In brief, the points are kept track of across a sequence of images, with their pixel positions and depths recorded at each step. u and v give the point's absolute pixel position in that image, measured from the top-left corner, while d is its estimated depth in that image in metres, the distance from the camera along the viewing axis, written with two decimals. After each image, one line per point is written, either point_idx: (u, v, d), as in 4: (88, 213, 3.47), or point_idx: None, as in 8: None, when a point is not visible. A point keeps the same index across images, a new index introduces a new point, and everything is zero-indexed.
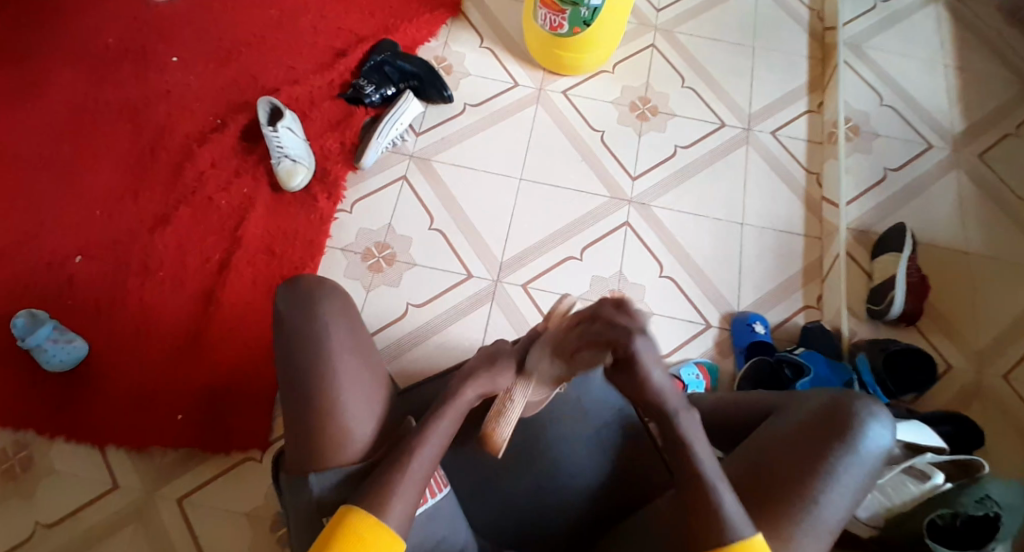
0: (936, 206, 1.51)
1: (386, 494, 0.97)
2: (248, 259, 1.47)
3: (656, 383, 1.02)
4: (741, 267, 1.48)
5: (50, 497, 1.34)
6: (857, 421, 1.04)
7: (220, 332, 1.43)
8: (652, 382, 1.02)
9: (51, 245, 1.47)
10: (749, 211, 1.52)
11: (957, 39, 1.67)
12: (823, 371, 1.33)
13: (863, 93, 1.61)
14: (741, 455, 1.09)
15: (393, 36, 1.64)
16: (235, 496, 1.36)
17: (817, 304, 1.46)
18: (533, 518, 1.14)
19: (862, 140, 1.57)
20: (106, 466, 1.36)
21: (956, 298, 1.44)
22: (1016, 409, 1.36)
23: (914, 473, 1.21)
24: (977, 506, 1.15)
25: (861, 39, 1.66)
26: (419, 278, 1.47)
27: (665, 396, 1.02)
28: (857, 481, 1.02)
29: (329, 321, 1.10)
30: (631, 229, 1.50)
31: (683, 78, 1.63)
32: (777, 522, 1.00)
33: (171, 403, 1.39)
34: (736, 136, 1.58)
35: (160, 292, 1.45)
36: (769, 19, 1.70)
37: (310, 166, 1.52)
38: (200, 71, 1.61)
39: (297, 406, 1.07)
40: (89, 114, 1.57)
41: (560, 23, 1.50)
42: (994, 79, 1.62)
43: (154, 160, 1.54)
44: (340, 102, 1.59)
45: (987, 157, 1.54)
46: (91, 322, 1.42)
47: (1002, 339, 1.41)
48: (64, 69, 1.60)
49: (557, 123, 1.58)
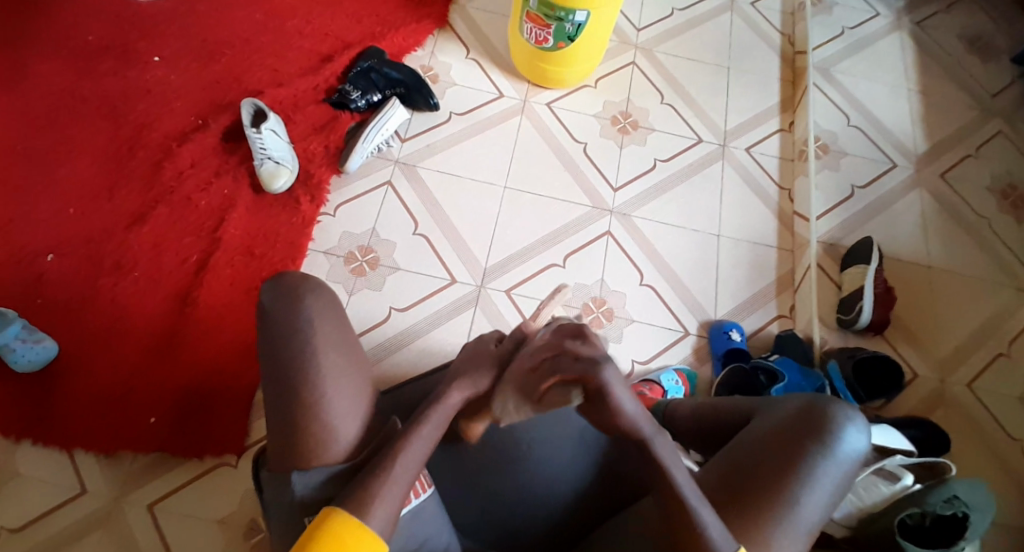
0: (901, 222, 1.58)
1: (367, 497, 0.95)
2: (227, 261, 1.45)
3: (628, 416, 0.99)
4: (718, 277, 1.53)
5: (14, 501, 1.29)
6: (833, 423, 1.04)
7: (197, 332, 1.40)
8: (624, 413, 0.99)
9: (21, 242, 1.42)
10: (725, 223, 1.57)
11: (918, 66, 1.76)
12: (795, 378, 1.36)
13: (833, 114, 1.69)
14: (722, 455, 1.08)
15: (379, 43, 1.66)
16: (209, 503, 1.32)
17: (790, 313, 1.51)
18: (517, 518, 1.12)
19: (832, 158, 1.64)
20: (74, 470, 1.31)
21: (921, 311, 1.50)
22: (977, 415, 1.42)
23: (884, 474, 1.23)
24: (945, 506, 1.18)
25: (829, 63, 1.75)
26: (403, 282, 1.47)
27: (638, 423, 0.99)
28: (832, 481, 1.02)
29: (317, 315, 1.05)
30: (612, 238, 1.53)
31: (662, 94, 1.68)
32: (756, 519, 1.00)
33: (143, 406, 1.35)
34: (712, 151, 1.64)
35: (135, 291, 1.42)
36: (743, 41, 1.77)
37: (293, 168, 1.51)
38: (183, 70, 1.60)
39: (283, 403, 1.03)
40: (64, 109, 1.53)
41: (545, 37, 1.54)
42: (952, 104, 1.72)
43: (132, 158, 1.51)
44: (325, 106, 1.59)
45: (948, 176, 1.63)
46: (61, 322, 1.38)
47: (964, 350, 1.47)
48: (40, 63, 1.57)
49: (541, 133, 1.62)
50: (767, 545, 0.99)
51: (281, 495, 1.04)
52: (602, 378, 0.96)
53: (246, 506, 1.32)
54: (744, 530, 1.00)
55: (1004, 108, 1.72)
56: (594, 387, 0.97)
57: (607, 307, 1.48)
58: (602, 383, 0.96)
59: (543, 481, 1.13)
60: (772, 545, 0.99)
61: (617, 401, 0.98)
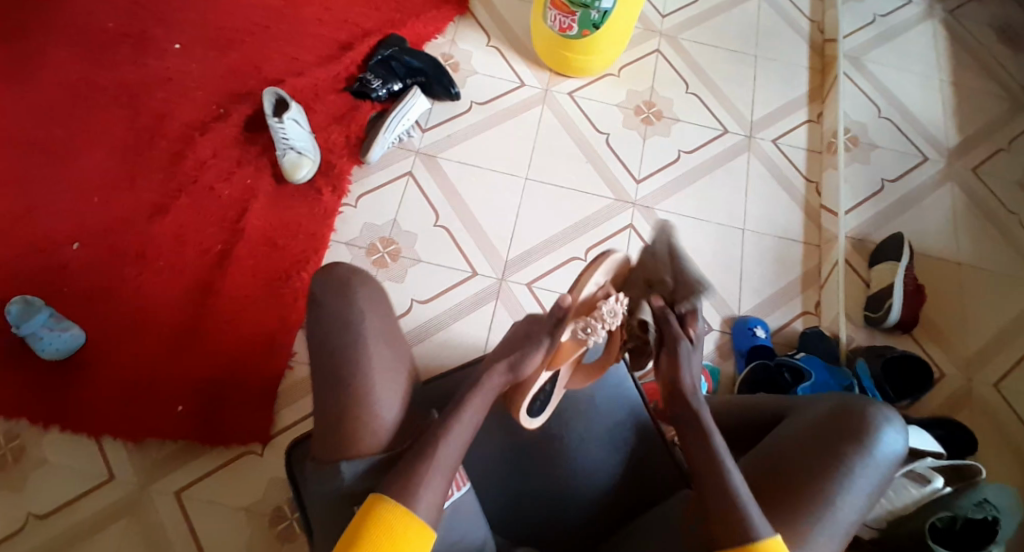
0: (932, 217, 1.55)
1: (413, 485, 0.93)
2: (250, 252, 1.45)
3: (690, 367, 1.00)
4: (743, 271, 1.51)
5: (41, 489, 1.31)
6: (871, 423, 1.02)
7: (223, 321, 1.41)
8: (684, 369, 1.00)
9: (47, 230, 1.43)
10: (751, 216, 1.55)
11: (951, 55, 1.72)
12: (823, 376, 1.34)
13: (862, 105, 1.65)
14: (757, 449, 1.07)
15: (400, 31, 1.64)
16: (235, 489, 1.33)
17: (815, 310, 1.49)
18: (545, 514, 1.10)
19: (861, 151, 1.61)
20: (101, 457, 1.33)
21: (949, 307, 1.48)
22: (1005, 415, 1.39)
23: (914, 476, 1.19)
24: (976, 509, 1.14)
25: (860, 52, 1.71)
26: (424, 274, 1.46)
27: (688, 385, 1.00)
28: (868, 484, 1.00)
29: (365, 310, 1.04)
30: (634, 231, 1.52)
31: (687, 83, 1.65)
32: (791, 515, 0.98)
33: (171, 395, 1.36)
34: (738, 142, 1.61)
35: (159, 281, 1.42)
36: (771, 29, 1.73)
37: (315, 158, 1.50)
38: (203, 59, 1.59)
39: (321, 392, 1.02)
40: (86, 97, 1.54)
41: (570, 24, 1.51)
42: (986, 95, 1.68)
43: (154, 147, 1.51)
44: (345, 95, 1.58)
45: (979, 170, 1.60)
46: (85, 312, 1.39)
47: (993, 349, 1.45)
48: (62, 51, 1.57)
49: (563, 124, 1.59)
50: (803, 544, 0.98)
51: (318, 487, 1.01)
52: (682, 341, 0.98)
53: (271, 494, 1.34)
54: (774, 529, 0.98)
55: None
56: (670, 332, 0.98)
57: None
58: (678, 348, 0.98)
59: (568, 479, 1.11)
60: (807, 540, 0.97)
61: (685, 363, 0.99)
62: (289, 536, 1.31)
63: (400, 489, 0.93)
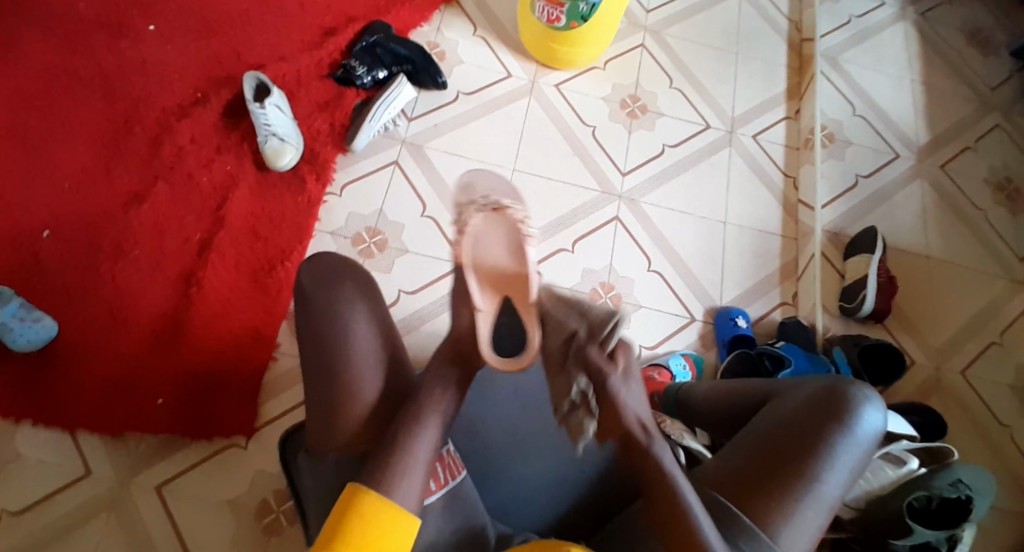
0: (902, 213, 1.61)
1: (394, 480, 0.93)
2: (231, 241, 1.42)
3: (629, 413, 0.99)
4: (724, 263, 1.54)
5: (17, 483, 1.26)
6: (853, 403, 1.06)
7: (204, 312, 1.37)
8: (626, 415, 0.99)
9: (18, 218, 1.38)
10: (732, 211, 1.58)
11: (921, 56, 1.79)
12: (803, 364, 1.38)
13: (838, 104, 1.71)
14: (745, 430, 1.09)
15: (385, 18, 1.62)
16: (218, 483, 1.30)
17: (792, 301, 1.54)
18: (545, 505, 1.11)
19: (837, 147, 1.66)
20: (78, 451, 1.29)
21: (918, 299, 1.54)
22: (970, 402, 1.46)
23: (890, 458, 1.24)
24: (950, 490, 1.19)
25: (836, 52, 1.76)
26: (412, 265, 1.45)
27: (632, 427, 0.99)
28: (852, 461, 1.04)
29: (347, 302, 1.02)
30: (620, 224, 1.53)
31: (670, 79, 1.68)
32: (780, 491, 1.01)
33: (151, 388, 1.32)
34: (719, 138, 1.64)
35: (136, 271, 1.38)
36: (750, 27, 1.77)
37: (298, 146, 1.47)
38: (181, 41, 1.55)
39: (315, 385, 1.01)
40: (57, 80, 1.48)
41: (558, 16, 1.52)
42: (953, 95, 1.75)
43: (130, 132, 1.47)
44: (329, 82, 1.56)
45: (947, 168, 1.66)
46: (58, 302, 1.34)
47: (959, 339, 1.51)
48: (31, 32, 1.51)
49: (550, 116, 1.60)
50: (791, 517, 1.01)
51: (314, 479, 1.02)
52: (606, 376, 1.00)
53: (257, 487, 1.30)
54: (763, 505, 1.01)
55: (1003, 101, 1.76)
56: (594, 371, 1.00)
57: (615, 292, 1.48)
58: (607, 388, 1.00)
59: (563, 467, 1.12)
60: (795, 514, 1.01)
61: (620, 401, 0.99)
62: (276, 528, 1.28)
63: (380, 482, 0.93)
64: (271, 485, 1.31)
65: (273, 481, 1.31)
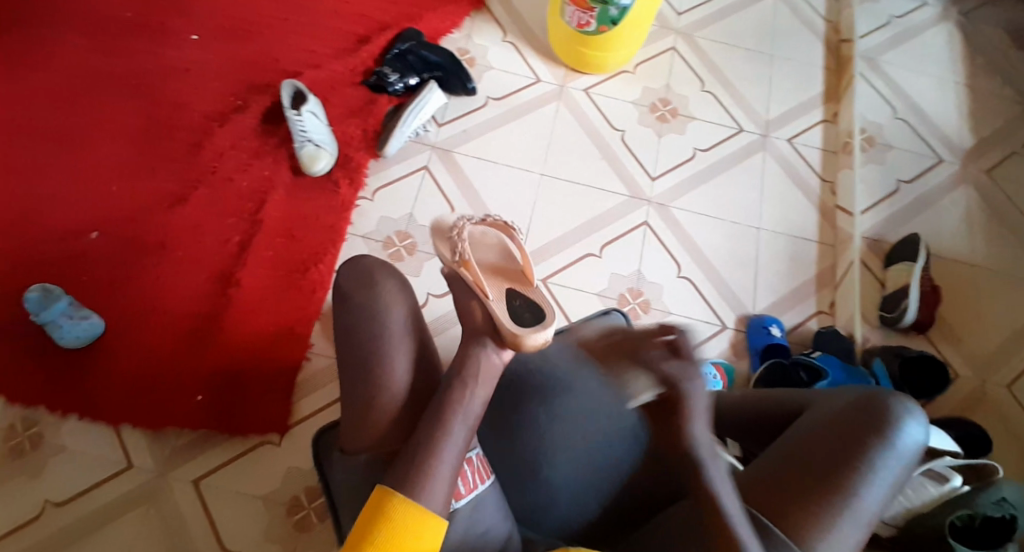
0: (944, 218, 1.55)
1: (420, 481, 0.94)
2: (268, 244, 1.46)
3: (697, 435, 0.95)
4: (757, 270, 1.51)
5: (60, 475, 1.31)
6: (893, 416, 1.03)
7: (241, 312, 1.41)
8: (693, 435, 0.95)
9: (66, 220, 1.44)
10: (766, 216, 1.56)
11: (966, 57, 1.73)
12: (839, 376, 1.34)
13: (878, 106, 1.66)
14: (780, 440, 1.07)
15: (416, 25, 1.65)
16: (252, 478, 1.33)
17: (829, 309, 1.50)
18: (568, 513, 1.10)
19: (876, 151, 1.61)
20: (120, 445, 1.34)
21: (960, 310, 1.48)
22: (1017, 417, 1.40)
23: (932, 475, 1.19)
24: (995, 508, 1.14)
25: (876, 53, 1.72)
26: (441, 268, 1.47)
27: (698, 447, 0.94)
28: (892, 474, 1.01)
29: (382, 301, 1.05)
30: (650, 229, 1.52)
31: (702, 81, 1.67)
32: (814, 506, 0.99)
33: (190, 385, 1.36)
34: (753, 141, 1.62)
35: (178, 271, 1.43)
36: (786, 29, 1.75)
37: (332, 152, 1.51)
38: (221, 50, 1.60)
39: (346, 384, 1.03)
40: (105, 88, 1.55)
41: (588, 20, 1.52)
42: (1001, 97, 1.68)
43: (173, 138, 1.52)
44: (362, 88, 1.59)
45: (994, 173, 1.60)
46: (105, 300, 1.40)
47: (1006, 350, 1.45)
48: (82, 42, 1.58)
49: (579, 121, 1.60)
50: (825, 532, 0.98)
51: (344, 472, 1.02)
52: (683, 379, 0.94)
53: (289, 483, 1.33)
54: (797, 518, 0.98)
55: None
56: (667, 385, 0.95)
57: (643, 297, 1.46)
58: (681, 390, 0.94)
59: (585, 475, 1.10)
60: (830, 528, 0.98)
61: (691, 422, 0.94)
62: (307, 525, 1.31)
63: (409, 487, 0.94)
64: (302, 483, 1.34)
65: (304, 478, 1.34)
